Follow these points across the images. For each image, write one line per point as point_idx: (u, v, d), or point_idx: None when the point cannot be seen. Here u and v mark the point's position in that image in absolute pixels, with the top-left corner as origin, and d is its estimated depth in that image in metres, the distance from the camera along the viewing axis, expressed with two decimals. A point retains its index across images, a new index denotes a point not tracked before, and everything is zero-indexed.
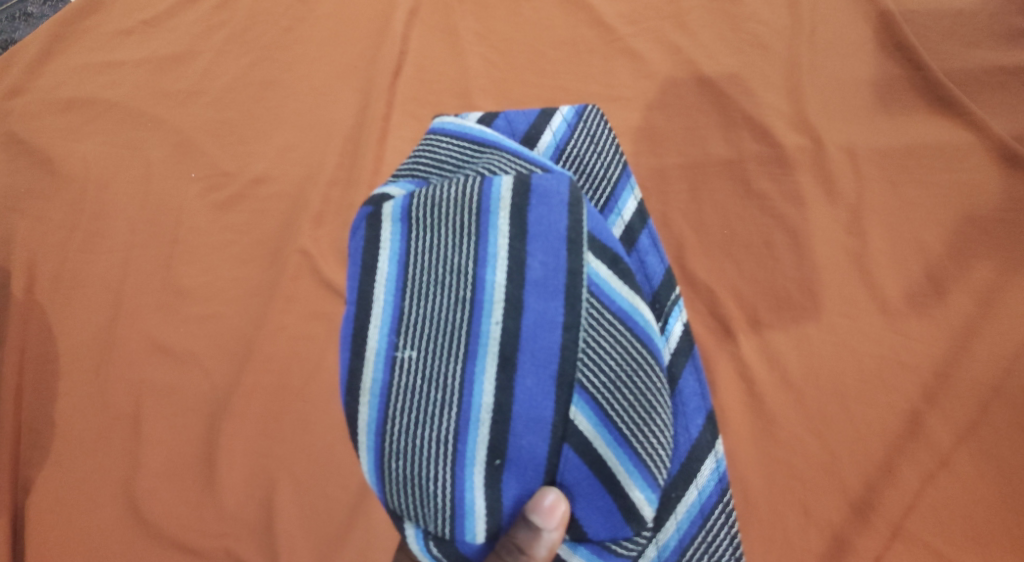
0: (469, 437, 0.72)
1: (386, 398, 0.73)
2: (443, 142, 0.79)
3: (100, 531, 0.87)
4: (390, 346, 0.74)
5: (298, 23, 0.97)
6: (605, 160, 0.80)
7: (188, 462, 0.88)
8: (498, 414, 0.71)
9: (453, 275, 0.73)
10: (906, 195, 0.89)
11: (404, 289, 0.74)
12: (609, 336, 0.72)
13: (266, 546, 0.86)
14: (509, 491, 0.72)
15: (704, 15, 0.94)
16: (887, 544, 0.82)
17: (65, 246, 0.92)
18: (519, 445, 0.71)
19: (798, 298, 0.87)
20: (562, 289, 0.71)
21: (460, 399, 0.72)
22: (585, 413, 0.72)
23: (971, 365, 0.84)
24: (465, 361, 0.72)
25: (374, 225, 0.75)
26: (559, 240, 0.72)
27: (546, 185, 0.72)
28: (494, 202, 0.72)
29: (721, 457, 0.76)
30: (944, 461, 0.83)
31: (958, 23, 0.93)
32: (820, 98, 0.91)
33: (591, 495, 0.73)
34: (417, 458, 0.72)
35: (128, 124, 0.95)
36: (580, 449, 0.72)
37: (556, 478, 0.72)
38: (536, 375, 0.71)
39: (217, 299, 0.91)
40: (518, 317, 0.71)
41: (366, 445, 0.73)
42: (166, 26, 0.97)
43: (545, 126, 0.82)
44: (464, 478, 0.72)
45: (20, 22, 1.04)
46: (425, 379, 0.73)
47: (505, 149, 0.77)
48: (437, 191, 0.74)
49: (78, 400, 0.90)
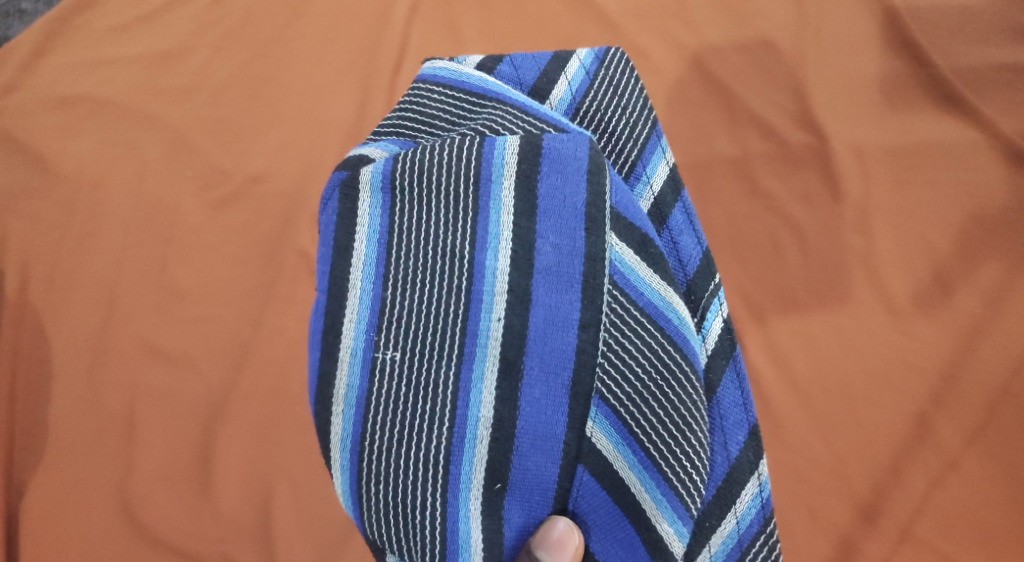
0: (463, 457, 0.66)
1: (363, 408, 0.66)
2: (435, 94, 0.72)
3: (95, 536, 0.86)
4: (369, 346, 0.66)
5: (296, 19, 0.94)
6: (629, 117, 0.74)
7: (184, 466, 0.87)
8: (497, 431, 0.65)
9: (445, 262, 0.67)
10: (913, 194, 0.87)
11: (386, 279, 0.67)
12: (636, 338, 0.66)
13: (264, 550, 0.85)
14: (512, 517, 0.67)
15: (709, 11, 0.92)
16: (894, 548, 0.81)
17: (58, 246, 0.91)
18: (525, 467, 0.66)
19: (805, 298, 0.86)
20: (578, 277, 0.65)
21: (454, 413, 0.66)
22: (604, 430, 0.66)
23: (979, 367, 0.83)
24: (460, 365, 0.66)
25: (349, 195, 0.68)
26: (576, 219, 0.66)
27: (561, 149, 0.66)
28: (496, 169, 0.66)
29: (765, 481, 0.68)
30: (951, 463, 0.82)
31: (965, 20, 0.91)
32: (826, 95, 0.90)
33: (609, 525, 0.67)
34: (403, 478, 0.66)
35: (123, 121, 0.93)
36: (597, 472, 0.66)
37: (569, 506, 0.67)
38: (545, 384, 0.65)
39: (213, 300, 0.89)
40: (525, 313, 0.65)
41: (341, 464, 0.67)
42: (160, 22, 0.95)
43: (558, 75, 0.75)
44: (457, 506, 0.66)
45: (14, 18, 1.02)
46: (411, 385, 0.66)
47: (509, 102, 0.70)
48: (422, 152, 0.67)
49: (72, 403, 0.88)
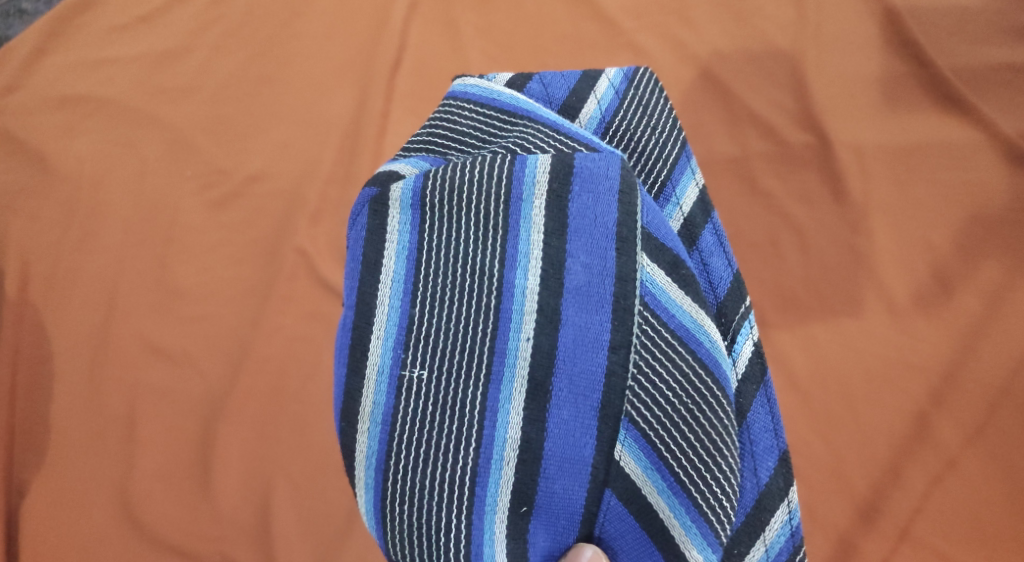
0: (490, 479, 0.65)
1: (388, 427, 0.66)
2: (466, 110, 0.72)
3: (94, 535, 0.86)
4: (396, 363, 0.67)
5: (296, 18, 0.95)
6: (660, 137, 0.73)
7: (183, 464, 0.87)
8: (525, 452, 0.65)
9: (474, 280, 0.66)
10: (913, 193, 0.87)
11: (414, 296, 0.67)
12: (667, 357, 0.65)
13: (261, 549, 0.85)
14: (538, 541, 0.66)
15: (709, 10, 0.92)
16: (893, 548, 0.81)
17: (59, 245, 0.91)
18: (552, 490, 0.65)
19: (804, 298, 0.86)
20: (609, 297, 0.64)
21: (481, 432, 0.65)
22: (633, 454, 0.65)
23: (979, 366, 0.83)
24: (488, 386, 0.66)
25: (378, 211, 0.68)
26: (607, 239, 0.65)
27: (593, 168, 0.65)
28: (528, 187, 0.66)
29: (795, 508, 0.67)
30: (951, 463, 0.82)
31: (964, 20, 0.90)
32: (828, 95, 0.90)
33: (636, 550, 0.66)
34: (427, 501, 0.66)
35: (123, 120, 0.93)
36: (625, 496, 0.65)
37: (595, 532, 0.66)
38: (574, 405, 0.64)
39: (212, 299, 0.89)
40: (555, 333, 0.65)
41: (366, 482, 0.67)
42: (160, 22, 0.95)
43: (588, 94, 0.75)
44: (482, 529, 0.66)
45: (14, 18, 1.02)
46: (437, 404, 0.66)
47: (541, 121, 0.70)
48: (453, 169, 0.67)
49: (72, 402, 0.88)
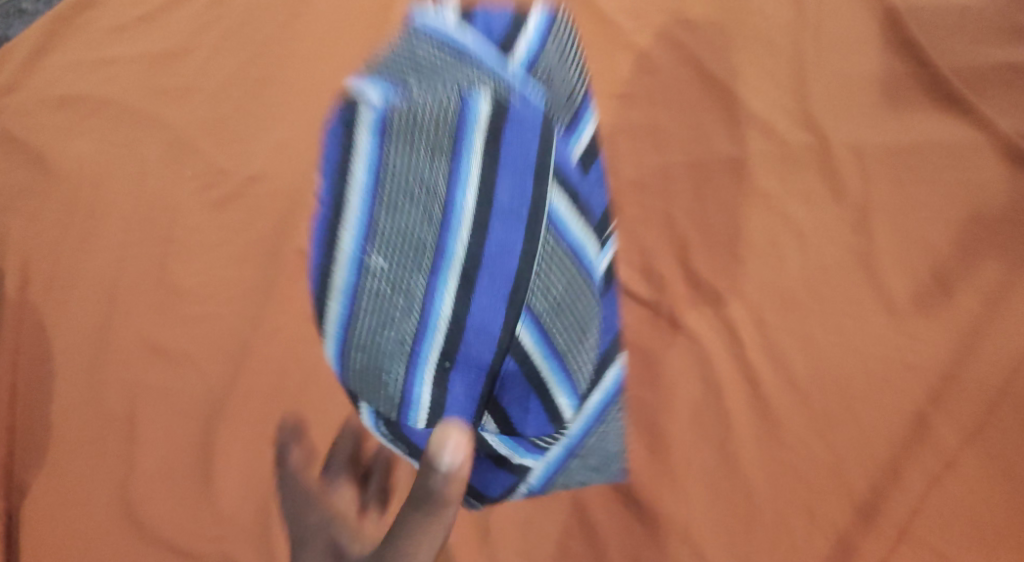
0: (425, 341, 0.70)
1: (355, 297, 0.70)
2: (426, 36, 0.74)
3: (93, 535, 0.85)
4: (360, 251, 0.68)
5: (295, 18, 0.96)
6: (572, 69, 0.82)
7: (182, 463, 0.86)
8: (454, 323, 0.69)
9: (421, 191, 0.68)
10: (912, 193, 0.87)
11: (373, 204, 0.68)
12: (561, 267, 0.71)
13: (261, 549, 0.84)
14: (455, 391, 0.70)
15: (709, 8, 0.93)
16: (892, 548, 0.79)
17: (60, 245, 0.91)
18: (468, 351, 0.70)
19: (804, 299, 0.85)
20: (526, 216, 0.68)
21: (422, 305, 0.69)
22: (528, 331, 0.70)
23: (978, 366, 0.82)
24: (431, 275, 0.68)
25: (349, 133, 0.68)
26: (528, 169, 0.68)
27: (523, 113, 0.69)
28: (472, 123, 0.68)
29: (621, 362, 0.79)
30: (950, 463, 0.80)
31: (964, 20, 0.92)
32: (826, 96, 0.90)
33: (525, 395, 0.72)
34: (377, 347, 0.71)
35: (123, 121, 0.94)
36: (520, 360, 0.71)
37: (495, 387, 0.71)
38: (489, 293, 0.69)
39: (212, 299, 0.89)
40: (483, 237, 0.68)
41: (330, 333, 0.72)
42: (159, 21, 0.97)
43: (521, 33, 0.78)
44: (414, 375, 0.70)
45: (14, 18, 1.06)
46: (392, 288, 0.69)
47: (472, 56, 0.73)
48: (409, 91, 0.68)
49: (72, 402, 0.88)
